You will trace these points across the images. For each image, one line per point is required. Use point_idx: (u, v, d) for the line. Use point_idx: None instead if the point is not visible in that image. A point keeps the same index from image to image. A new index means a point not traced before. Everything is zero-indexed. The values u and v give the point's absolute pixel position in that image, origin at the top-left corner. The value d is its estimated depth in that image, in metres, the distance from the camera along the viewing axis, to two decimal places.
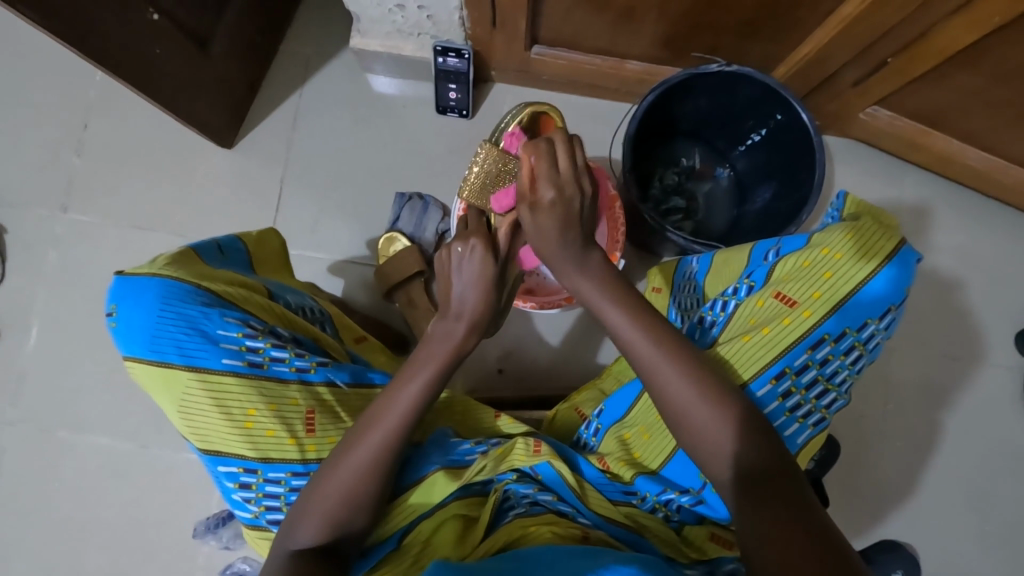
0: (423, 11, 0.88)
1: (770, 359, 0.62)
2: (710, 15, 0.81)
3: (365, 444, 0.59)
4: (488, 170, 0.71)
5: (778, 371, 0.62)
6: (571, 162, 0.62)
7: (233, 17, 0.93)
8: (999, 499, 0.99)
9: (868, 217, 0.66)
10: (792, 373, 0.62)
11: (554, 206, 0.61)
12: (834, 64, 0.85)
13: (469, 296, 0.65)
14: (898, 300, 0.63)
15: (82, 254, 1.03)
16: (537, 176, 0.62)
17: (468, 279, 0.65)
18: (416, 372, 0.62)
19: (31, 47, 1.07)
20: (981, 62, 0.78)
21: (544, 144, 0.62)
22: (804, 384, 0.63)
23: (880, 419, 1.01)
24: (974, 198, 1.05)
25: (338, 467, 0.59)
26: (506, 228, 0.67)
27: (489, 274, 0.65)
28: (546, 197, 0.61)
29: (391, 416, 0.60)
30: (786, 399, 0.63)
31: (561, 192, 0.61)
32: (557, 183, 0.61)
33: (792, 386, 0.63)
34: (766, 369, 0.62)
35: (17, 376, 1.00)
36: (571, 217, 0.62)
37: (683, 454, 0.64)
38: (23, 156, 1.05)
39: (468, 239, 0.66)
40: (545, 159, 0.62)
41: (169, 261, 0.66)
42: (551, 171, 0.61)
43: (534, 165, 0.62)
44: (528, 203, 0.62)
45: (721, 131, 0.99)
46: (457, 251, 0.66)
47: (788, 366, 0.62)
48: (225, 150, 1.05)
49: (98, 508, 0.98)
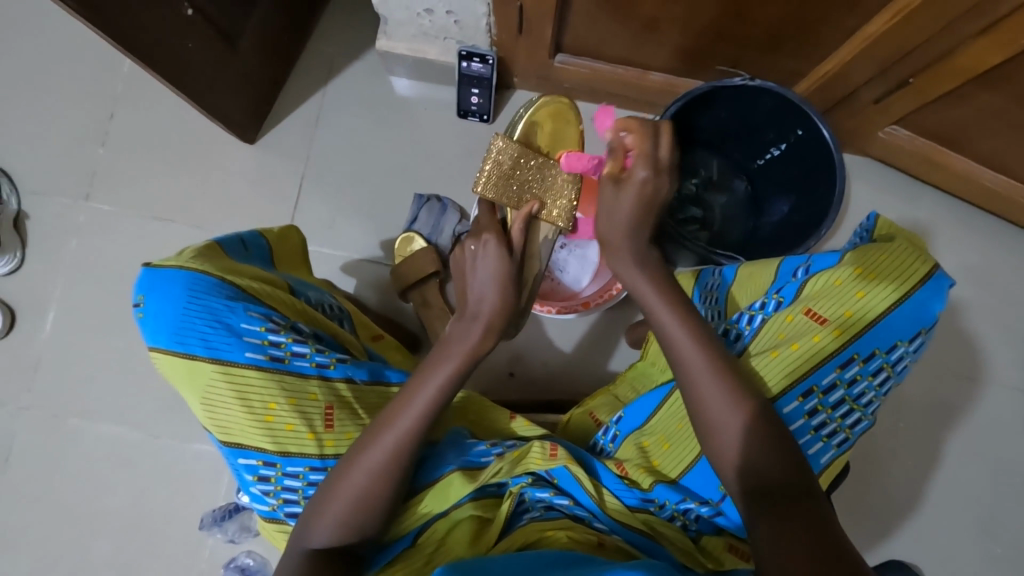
0: (450, 16, 0.90)
1: (800, 376, 0.62)
2: (735, 30, 0.82)
3: (377, 446, 0.60)
4: (506, 158, 0.73)
5: (806, 390, 0.62)
6: (669, 156, 0.69)
7: (262, 15, 0.94)
8: (1007, 521, 0.99)
9: (901, 239, 0.67)
10: (820, 392, 0.63)
11: (643, 185, 0.68)
12: (855, 81, 0.86)
13: (485, 296, 0.68)
14: (929, 324, 0.64)
15: (100, 242, 1.04)
16: (637, 152, 0.68)
17: (485, 277, 0.69)
18: (433, 374, 0.63)
19: (61, 37, 1.09)
20: (1003, 83, 0.78)
21: (650, 128, 0.69)
22: (831, 403, 0.63)
23: (888, 436, 1.01)
24: (988, 219, 1.06)
25: (351, 470, 0.59)
26: (520, 223, 0.71)
27: (502, 272, 0.68)
28: (639, 176, 0.68)
29: (403, 420, 0.61)
30: (812, 418, 0.63)
31: (654, 175, 0.68)
32: (653, 167, 0.68)
33: (819, 404, 0.63)
34: (795, 387, 0.62)
35: (32, 360, 1.01)
36: (655, 202, 0.68)
37: (707, 464, 0.64)
38: (48, 144, 1.06)
39: (481, 237, 0.70)
40: (648, 146, 0.68)
41: (197, 254, 0.67)
42: (644, 156, 0.68)
43: (636, 145, 0.69)
44: (617, 179, 0.69)
45: (742, 143, 1.00)
46: (472, 249, 0.70)
47: (816, 385, 0.62)
48: (247, 145, 1.06)
49: (106, 496, 0.98)
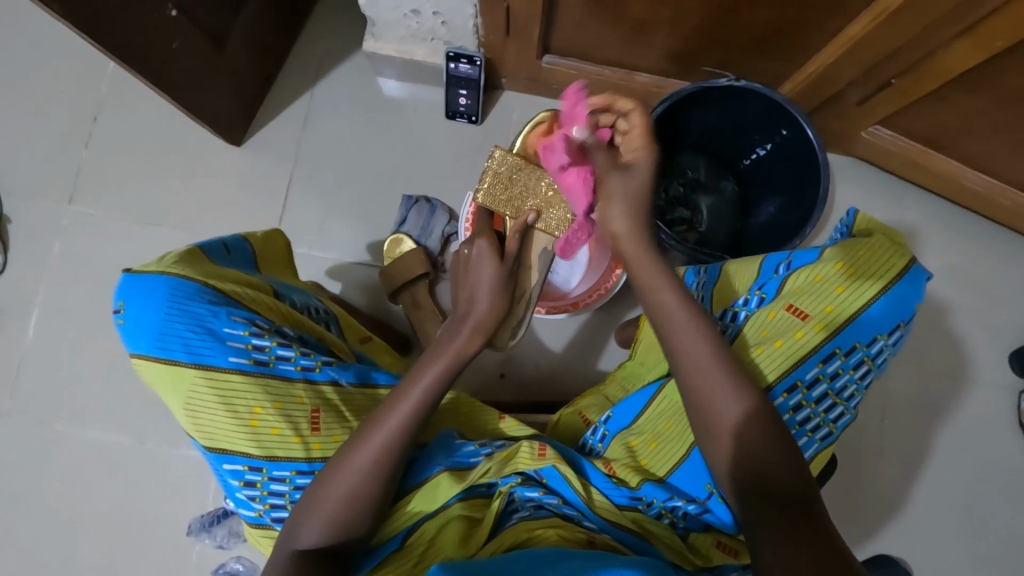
0: (438, 17, 0.90)
1: (783, 372, 0.63)
2: (721, 32, 0.83)
3: (368, 446, 0.60)
4: (506, 171, 0.75)
5: (790, 385, 0.63)
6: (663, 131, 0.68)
7: (249, 16, 0.94)
8: (992, 517, 1.00)
9: (879, 235, 0.68)
10: (803, 387, 0.63)
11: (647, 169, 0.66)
12: (839, 82, 0.87)
13: (478, 297, 0.71)
14: (907, 317, 0.64)
15: (86, 245, 1.03)
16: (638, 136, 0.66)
17: (480, 280, 0.71)
18: (426, 370, 0.65)
19: (45, 38, 1.08)
20: (983, 85, 0.80)
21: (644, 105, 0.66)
22: (814, 398, 0.64)
23: (875, 433, 1.02)
24: (971, 219, 1.07)
25: (341, 469, 0.59)
26: (514, 231, 0.72)
27: (494, 274, 0.71)
28: (641, 159, 0.66)
29: (394, 418, 0.61)
30: (796, 412, 0.64)
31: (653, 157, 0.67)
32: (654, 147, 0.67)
33: (803, 399, 0.64)
34: (778, 383, 0.63)
35: (16, 365, 1.00)
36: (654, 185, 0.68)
37: (698, 454, 0.64)
38: (32, 146, 1.05)
39: (475, 242, 0.73)
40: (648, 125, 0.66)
41: (177, 259, 0.66)
42: (646, 141, 0.66)
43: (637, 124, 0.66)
44: (619, 169, 0.66)
45: (727, 144, 1.01)
46: (469, 254, 0.74)
47: (800, 380, 0.63)
48: (234, 147, 1.06)
49: (92, 502, 0.97)
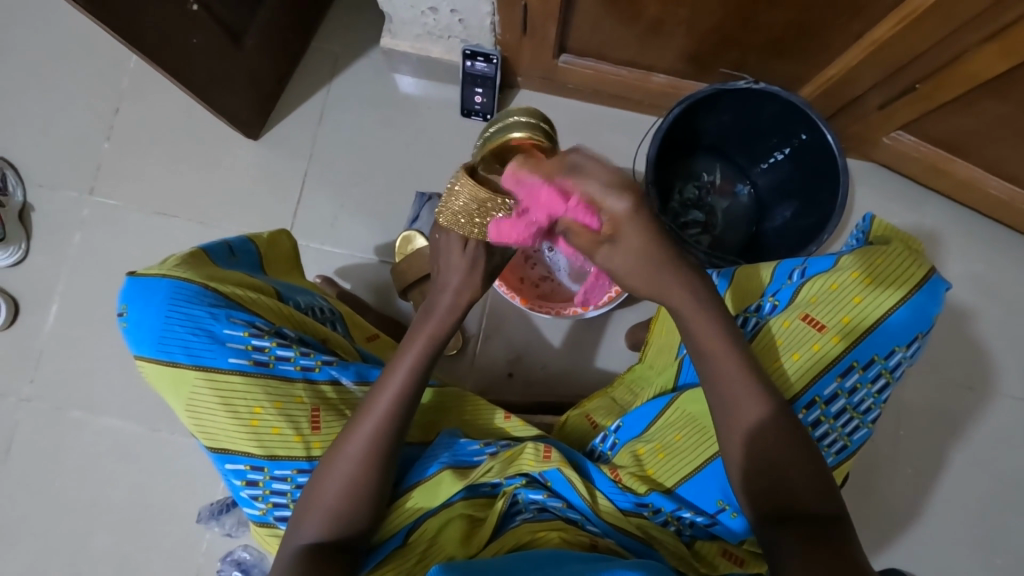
0: (455, 15, 0.90)
1: (804, 386, 0.62)
2: (739, 34, 0.82)
3: (359, 435, 0.60)
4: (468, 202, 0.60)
5: (809, 401, 0.63)
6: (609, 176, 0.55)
7: (268, 12, 0.94)
8: (1008, 533, 0.98)
9: (897, 242, 0.67)
10: (822, 402, 0.63)
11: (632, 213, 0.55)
12: (862, 85, 0.86)
13: (452, 280, 0.65)
14: (926, 328, 0.63)
15: (105, 235, 1.04)
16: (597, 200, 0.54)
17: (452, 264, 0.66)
18: (406, 351, 0.63)
19: (67, 30, 1.09)
20: (1009, 92, 0.78)
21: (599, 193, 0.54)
22: (833, 412, 0.63)
23: (889, 444, 1.01)
24: (993, 226, 1.05)
25: (336, 459, 0.59)
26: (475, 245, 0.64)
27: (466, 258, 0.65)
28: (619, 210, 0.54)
29: (381, 403, 0.61)
30: (815, 428, 0.63)
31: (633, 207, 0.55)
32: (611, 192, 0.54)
33: (822, 415, 0.63)
34: (800, 396, 0.63)
35: (35, 351, 1.02)
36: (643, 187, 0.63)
37: (719, 465, 0.64)
38: (54, 137, 1.07)
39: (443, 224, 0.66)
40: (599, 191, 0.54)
41: (180, 262, 0.67)
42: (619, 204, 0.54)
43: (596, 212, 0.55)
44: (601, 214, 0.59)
45: (745, 147, 0.99)
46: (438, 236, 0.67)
47: (818, 396, 0.63)
48: (251, 142, 1.07)
49: (105, 488, 0.99)
